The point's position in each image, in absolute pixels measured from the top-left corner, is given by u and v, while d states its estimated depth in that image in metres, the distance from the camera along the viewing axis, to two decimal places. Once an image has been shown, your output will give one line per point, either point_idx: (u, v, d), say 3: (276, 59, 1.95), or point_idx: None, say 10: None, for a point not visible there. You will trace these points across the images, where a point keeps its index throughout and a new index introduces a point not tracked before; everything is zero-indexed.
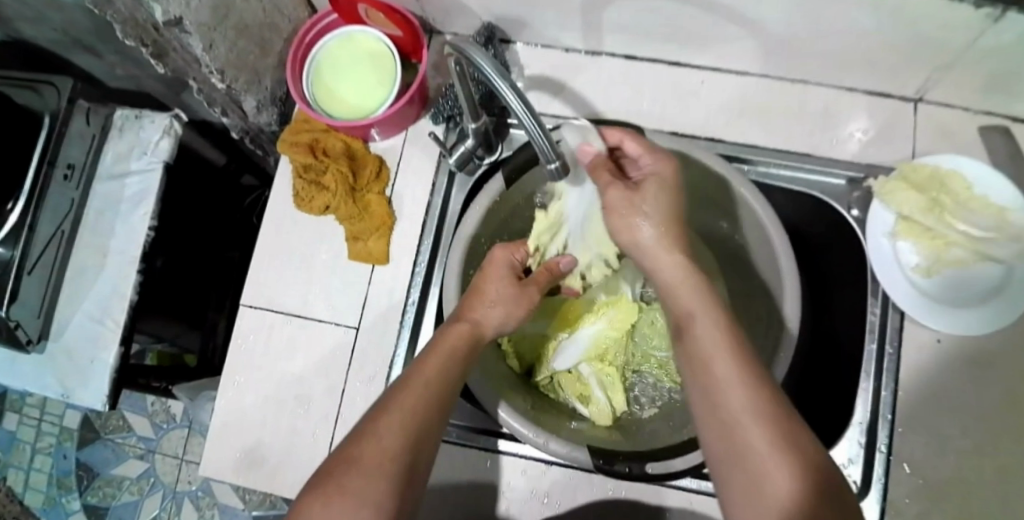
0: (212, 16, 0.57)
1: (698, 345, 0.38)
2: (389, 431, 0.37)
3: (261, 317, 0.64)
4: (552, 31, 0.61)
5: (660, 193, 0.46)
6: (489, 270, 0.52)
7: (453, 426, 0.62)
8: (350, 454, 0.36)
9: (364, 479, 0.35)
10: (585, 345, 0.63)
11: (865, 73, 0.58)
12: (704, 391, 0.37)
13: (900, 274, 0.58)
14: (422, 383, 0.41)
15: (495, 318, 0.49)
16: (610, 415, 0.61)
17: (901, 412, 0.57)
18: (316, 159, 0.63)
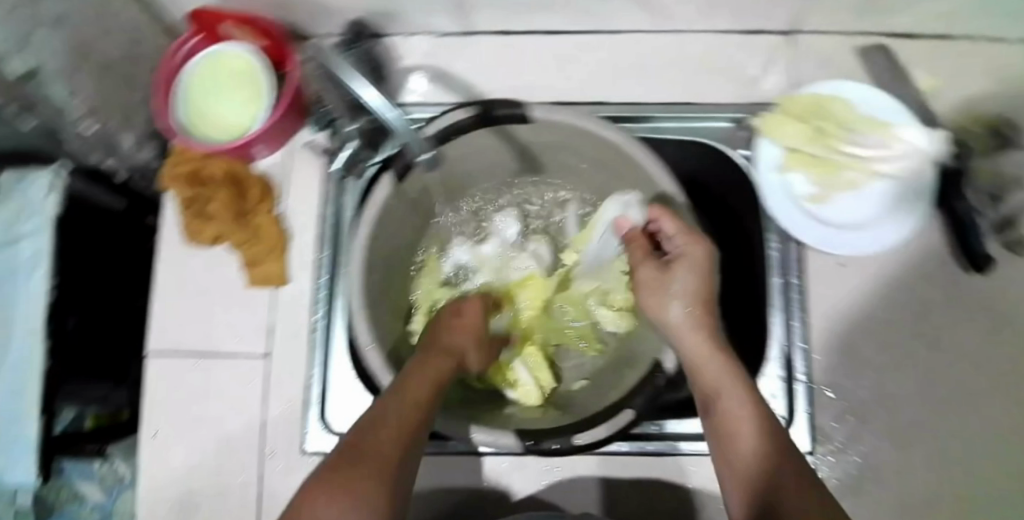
0: (71, 58, 0.54)
1: (728, 417, 0.42)
2: (390, 437, 0.38)
3: (169, 360, 0.62)
4: (420, 19, 0.60)
5: (693, 271, 0.48)
6: (466, 317, 0.52)
7: None
8: (355, 449, 0.36)
9: (362, 475, 0.35)
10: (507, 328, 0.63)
11: (738, 14, 0.58)
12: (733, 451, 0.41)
13: (794, 206, 0.58)
14: (413, 390, 0.42)
15: (473, 359, 0.51)
16: (538, 394, 0.60)
17: (816, 340, 0.57)
18: (198, 188, 0.61)
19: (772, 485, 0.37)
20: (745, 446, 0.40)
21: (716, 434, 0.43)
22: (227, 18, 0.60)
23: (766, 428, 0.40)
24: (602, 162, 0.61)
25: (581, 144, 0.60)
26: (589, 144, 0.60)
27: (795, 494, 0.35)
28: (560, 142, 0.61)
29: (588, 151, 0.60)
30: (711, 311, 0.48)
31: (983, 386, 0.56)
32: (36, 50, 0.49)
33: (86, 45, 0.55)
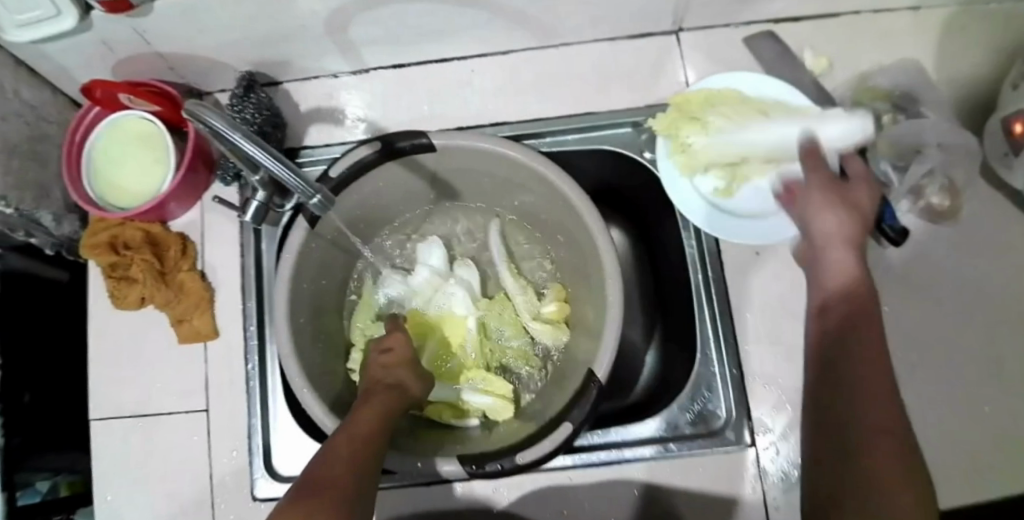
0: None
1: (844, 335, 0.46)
2: (335, 465, 0.36)
3: (113, 426, 0.62)
4: (313, 63, 0.61)
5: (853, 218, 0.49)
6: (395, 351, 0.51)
7: None
8: (315, 480, 0.34)
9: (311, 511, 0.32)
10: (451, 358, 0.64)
11: (619, 20, 0.59)
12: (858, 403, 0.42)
13: (701, 202, 0.59)
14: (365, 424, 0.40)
15: (414, 387, 0.48)
16: (502, 409, 0.61)
17: (743, 330, 0.58)
18: (118, 254, 0.61)
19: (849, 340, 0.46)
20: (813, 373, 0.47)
21: (829, 383, 0.45)
22: (119, 88, 0.58)
23: (881, 382, 0.42)
24: (513, 179, 0.62)
25: (490, 166, 0.61)
26: (499, 165, 0.61)
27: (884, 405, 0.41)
28: (470, 166, 0.62)
29: (497, 172, 0.62)
30: (863, 233, 0.49)
31: (903, 352, 0.58)
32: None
33: None
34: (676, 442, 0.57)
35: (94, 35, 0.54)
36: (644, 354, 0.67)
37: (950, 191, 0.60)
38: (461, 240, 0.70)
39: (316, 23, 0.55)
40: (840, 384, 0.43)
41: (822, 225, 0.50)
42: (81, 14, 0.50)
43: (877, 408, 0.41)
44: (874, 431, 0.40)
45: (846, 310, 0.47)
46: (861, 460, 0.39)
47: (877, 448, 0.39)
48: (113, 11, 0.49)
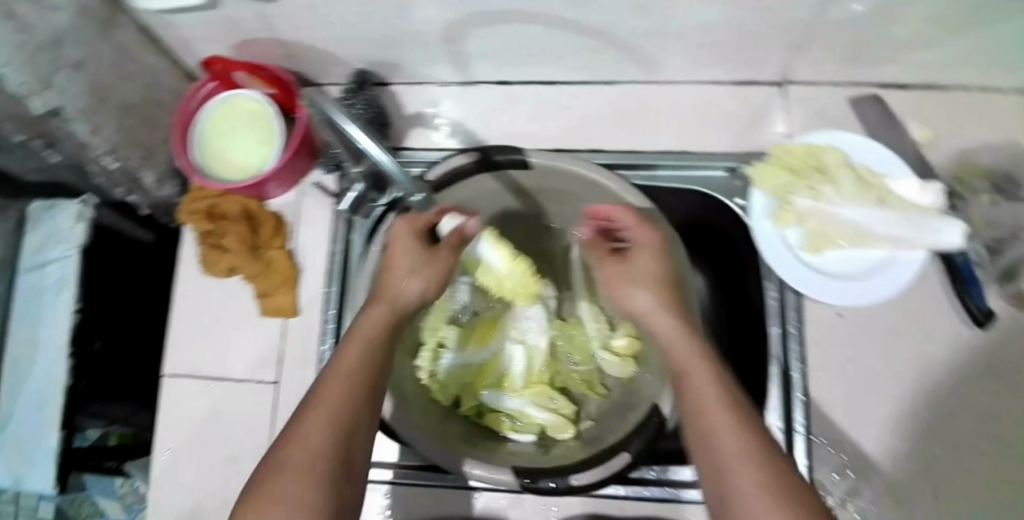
0: (93, 99, 0.58)
1: (695, 395, 0.40)
2: (313, 430, 0.40)
3: (184, 384, 0.65)
4: (423, 69, 0.63)
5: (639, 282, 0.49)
6: (394, 252, 0.51)
7: (403, 467, 0.65)
8: (287, 448, 0.39)
9: (293, 482, 0.38)
10: (521, 371, 0.67)
11: (727, 64, 0.59)
12: (699, 440, 0.39)
13: (789, 255, 0.59)
14: (345, 376, 0.43)
15: (411, 285, 0.49)
16: (561, 426, 0.63)
17: (816, 390, 0.59)
18: (215, 223, 0.64)
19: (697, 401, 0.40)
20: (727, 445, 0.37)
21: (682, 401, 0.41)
22: (235, 66, 0.61)
23: (725, 397, 0.39)
24: (600, 206, 0.63)
25: (580, 192, 0.63)
26: (588, 190, 0.62)
27: (752, 477, 0.35)
28: (560, 188, 0.64)
29: (588, 199, 0.63)
30: (672, 293, 0.48)
31: (975, 436, 0.56)
32: (59, 90, 0.54)
33: (108, 87, 0.60)
34: None
35: (219, 14, 0.56)
36: None
37: None
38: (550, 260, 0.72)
39: (432, 30, 0.56)
40: (699, 408, 0.39)
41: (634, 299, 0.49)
42: None
43: (743, 439, 0.37)
44: (733, 461, 0.36)
45: (691, 356, 0.43)
46: (746, 488, 0.35)
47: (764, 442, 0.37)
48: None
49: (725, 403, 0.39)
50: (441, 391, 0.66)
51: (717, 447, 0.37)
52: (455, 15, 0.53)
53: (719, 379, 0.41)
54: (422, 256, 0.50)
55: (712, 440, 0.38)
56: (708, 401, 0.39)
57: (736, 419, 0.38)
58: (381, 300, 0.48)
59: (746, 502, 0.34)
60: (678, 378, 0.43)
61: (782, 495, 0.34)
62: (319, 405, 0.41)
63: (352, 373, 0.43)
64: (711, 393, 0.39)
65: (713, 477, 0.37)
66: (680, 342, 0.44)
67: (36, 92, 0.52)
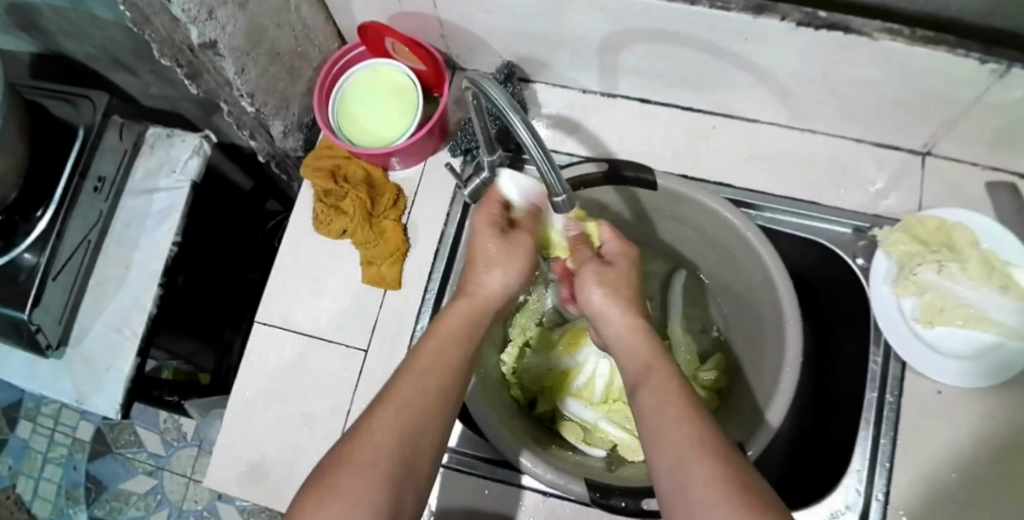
0: (246, 41, 0.59)
1: (650, 403, 0.37)
2: (382, 427, 0.36)
3: (276, 335, 0.66)
4: (571, 73, 0.64)
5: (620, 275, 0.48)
6: (477, 241, 0.50)
7: (478, 459, 0.64)
8: (356, 442, 0.36)
9: (355, 477, 0.34)
10: (602, 385, 0.65)
11: (874, 126, 0.60)
12: (656, 445, 0.35)
13: (901, 323, 0.59)
14: (416, 375, 0.40)
15: (494, 278, 0.48)
16: (634, 450, 0.62)
17: (902, 461, 0.57)
18: (336, 185, 0.66)
19: (650, 389, 0.38)
20: (685, 434, 0.34)
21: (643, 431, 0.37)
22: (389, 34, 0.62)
23: (675, 409, 0.36)
24: (718, 239, 0.63)
25: (702, 222, 0.62)
26: (709, 221, 0.61)
27: (713, 472, 0.31)
28: (682, 214, 0.63)
29: (709, 230, 0.63)
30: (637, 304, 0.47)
31: None
32: (218, 24, 0.54)
33: (264, 31, 0.60)
34: None
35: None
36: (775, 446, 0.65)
37: None
38: (652, 280, 0.72)
39: (593, 39, 0.57)
40: (660, 429, 0.35)
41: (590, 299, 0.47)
42: None
43: (691, 435, 0.34)
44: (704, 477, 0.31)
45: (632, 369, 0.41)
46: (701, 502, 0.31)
47: (702, 458, 0.32)
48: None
49: (679, 415, 0.35)
50: (520, 389, 0.68)
51: (670, 440, 0.34)
52: (622, 28, 0.53)
53: (676, 385, 0.38)
54: (502, 244, 0.49)
55: (677, 463, 0.33)
56: (670, 409, 0.36)
57: (686, 409, 0.36)
58: (463, 297, 0.47)
59: (711, 510, 0.30)
60: (636, 386, 0.40)
61: (751, 505, 0.29)
62: (390, 399, 0.38)
63: (427, 371, 0.40)
64: (672, 407, 0.36)
65: (673, 475, 0.33)
66: (651, 361, 0.41)
67: (200, 21, 0.52)
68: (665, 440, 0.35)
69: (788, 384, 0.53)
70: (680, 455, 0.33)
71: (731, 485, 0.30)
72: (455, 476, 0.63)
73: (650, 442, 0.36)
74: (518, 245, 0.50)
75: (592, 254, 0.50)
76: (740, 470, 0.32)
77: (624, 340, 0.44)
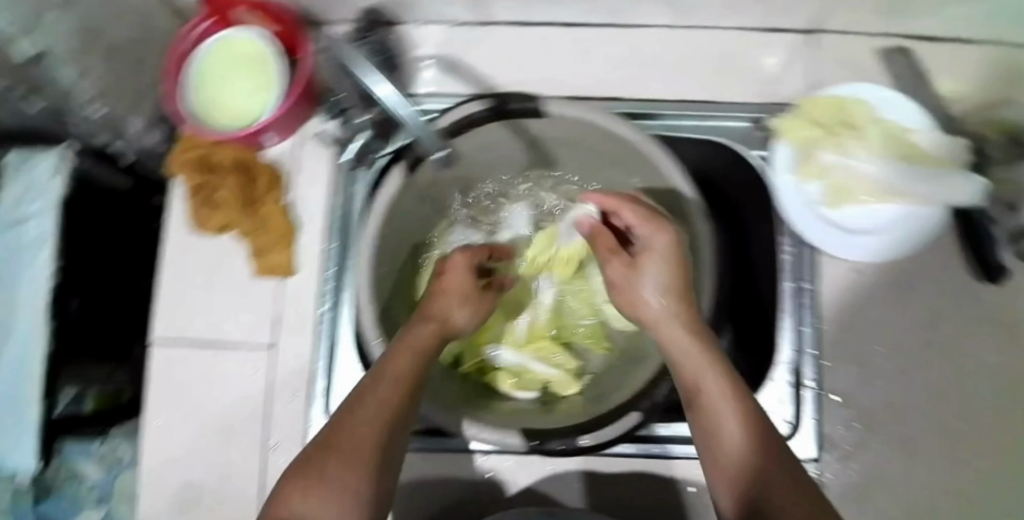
0: (81, 42, 0.52)
1: (705, 409, 0.36)
2: (365, 426, 0.35)
3: (173, 349, 0.61)
4: (434, 9, 0.59)
5: (662, 267, 0.42)
6: (450, 276, 0.47)
7: (416, 436, 0.61)
8: (340, 433, 0.35)
9: (336, 472, 0.34)
10: (523, 327, 0.64)
11: (759, 12, 0.57)
12: (710, 452, 0.36)
13: (808, 209, 0.57)
14: (392, 378, 0.38)
15: (461, 321, 0.46)
16: (566, 384, 0.60)
17: (827, 346, 0.57)
18: (208, 175, 0.60)
19: (697, 400, 0.37)
20: (731, 449, 0.35)
21: (698, 436, 0.37)
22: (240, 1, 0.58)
23: (727, 411, 0.35)
24: (615, 155, 0.60)
25: (594, 142, 0.60)
26: (601, 138, 0.58)
27: (780, 493, 0.32)
28: (574, 136, 0.60)
29: (603, 146, 0.60)
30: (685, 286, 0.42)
31: (970, 391, 0.56)
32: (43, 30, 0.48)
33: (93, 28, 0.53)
34: None
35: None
36: None
37: None
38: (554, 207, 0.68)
39: None
40: (711, 449, 0.36)
41: (643, 297, 0.42)
42: None
43: (749, 457, 0.34)
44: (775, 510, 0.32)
45: (681, 366, 0.39)
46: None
47: (775, 482, 0.33)
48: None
49: (731, 429, 0.35)
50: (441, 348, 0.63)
51: (730, 458, 0.35)
52: None
53: (723, 381, 0.37)
54: (477, 295, 0.48)
55: (741, 484, 0.34)
56: (724, 424, 0.35)
57: (741, 424, 0.35)
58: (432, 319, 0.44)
59: None
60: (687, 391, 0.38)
61: None
62: (370, 395, 0.37)
63: (406, 372, 0.39)
64: (727, 421, 0.35)
65: (736, 491, 0.34)
66: (704, 374, 0.37)
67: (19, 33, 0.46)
68: (729, 466, 0.35)
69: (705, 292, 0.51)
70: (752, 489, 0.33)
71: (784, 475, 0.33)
72: None
73: (704, 451, 0.37)
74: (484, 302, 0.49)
75: (628, 261, 0.45)
76: (797, 481, 0.33)
77: (671, 341, 0.40)
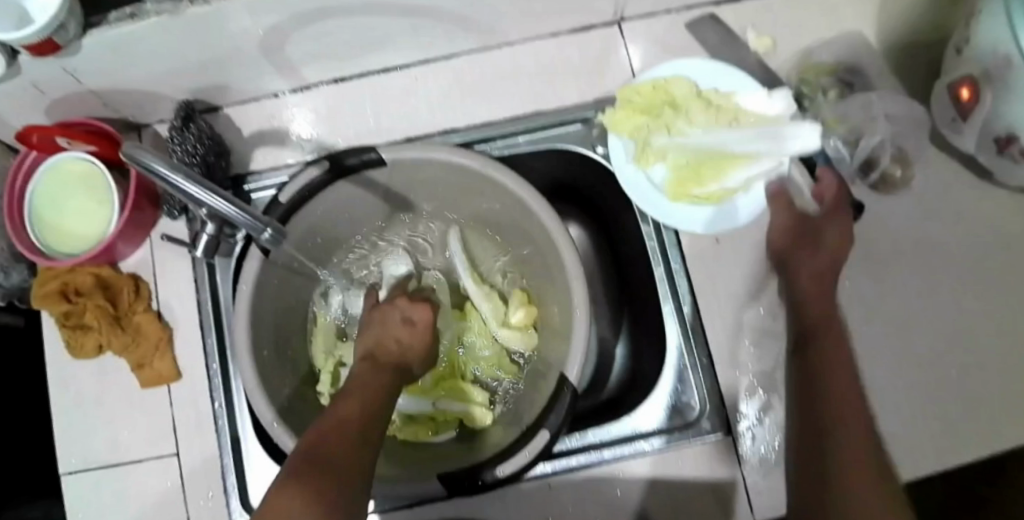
0: None
1: (839, 418, 0.44)
2: (336, 440, 0.35)
3: (79, 480, 0.60)
4: (251, 87, 0.60)
5: (844, 227, 0.55)
6: (420, 319, 0.51)
7: None
8: (313, 443, 0.35)
9: (320, 480, 0.32)
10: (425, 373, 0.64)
11: (558, 16, 0.58)
12: (816, 401, 0.46)
13: (658, 194, 0.58)
14: (357, 397, 0.40)
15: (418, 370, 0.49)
16: (478, 416, 0.62)
17: (711, 318, 0.57)
18: (71, 302, 0.59)
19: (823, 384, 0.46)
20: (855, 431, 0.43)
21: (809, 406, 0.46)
22: (53, 128, 0.56)
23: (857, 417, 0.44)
24: (466, 185, 0.60)
25: (441, 176, 0.60)
26: (445, 171, 0.58)
27: (867, 481, 0.41)
28: (422, 175, 0.60)
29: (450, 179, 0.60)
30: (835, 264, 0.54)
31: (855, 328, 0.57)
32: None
33: None
34: (653, 438, 0.55)
35: (26, 78, 0.50)
36: (613, 346, 0.68)
37: (903, 160, 0.59)
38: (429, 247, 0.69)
39: (243, 45, 0.52)
40: (825, 414, 0.45)
41: (777, 218, 0.56)
42: (9, 59, 0.47)
43: (859, 445, 0.43)
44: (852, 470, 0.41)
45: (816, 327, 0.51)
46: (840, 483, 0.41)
47: (859, 461, 0.42)
48: (39, 55, 0.45)
49: (849, 407, 0.45)
50: None
51: (851, 429, 0.44)
52: (261, 24, 0.48)
53: (854, 385, 0.47)
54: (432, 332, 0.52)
55: (825, 436, 0.44)
56: (849, 418, 0.44)
57: (861, 426, 0.44)
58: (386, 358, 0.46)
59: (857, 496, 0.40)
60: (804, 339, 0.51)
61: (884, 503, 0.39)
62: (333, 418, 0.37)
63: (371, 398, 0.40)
64: (853, 418, 0.44)
65: (816, 436, 0.44)
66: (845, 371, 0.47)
67: None
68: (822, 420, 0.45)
69: (579, 296, 0.52)
70: (813, 460, 0.43)
71: (877, 501, 0.39)
72: None
73: (814, 409, 0.46)
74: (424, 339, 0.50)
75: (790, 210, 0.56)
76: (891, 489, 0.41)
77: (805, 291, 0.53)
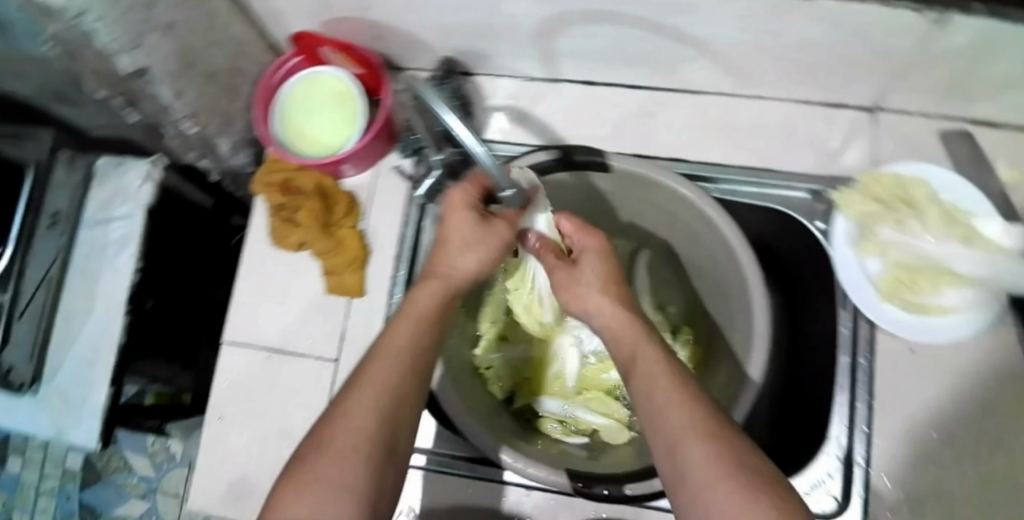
0: (181, 65, 0.57)
1: (651, 406, 0.35)
2: (359, 413, 0.34)
3: (241, 352, 0.65)
4: (508, 62, 0.63)
5: (599, 255, 0.47)
6: (452, 223, 0.45)
7: (461, 458, 0.64)
8: (338, 414, 0.35)
9: (333, 459, 0.32)
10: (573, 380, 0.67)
11: (820, 86, 0.59)
12: (651, 428, 0.35)
13: (865, 284, 0.59)
14: (395, 349, 0.38)
15: (471, 263, 0.44)
16: (613, 431, 0.63)
17: (882, 424, 0.57)
18: (287, 197, 0.65)
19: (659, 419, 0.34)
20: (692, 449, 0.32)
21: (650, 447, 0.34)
22: (324, 41, 0.63)
23: (679, 410, 0.34)
24: (678, 217, 0.62)
25: (659, 199, 0.61)
26: (671, 199, 0.60)
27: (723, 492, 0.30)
28: (643, 194, 0.62)
29: (666, 205, 0.61)
30: (621, 287, 0.45)
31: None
32: (149, 50, 0.52)
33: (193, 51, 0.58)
34: None
35: None
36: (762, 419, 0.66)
37: None
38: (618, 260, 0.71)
39: (527, 23, 0.54)
40: (658, 431, 0.34)
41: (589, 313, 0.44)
42: None
43: (697, 450, 0.32)
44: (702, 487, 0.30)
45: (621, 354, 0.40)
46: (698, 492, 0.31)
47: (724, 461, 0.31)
48: None
49: (667, 399, 0.34)
50: (497, 382, 0.66)
51: (670, 422, 0.33)
52: (557, 13, 0.51)
53: (684, 401, 0.34)
54: (479, 229, 0.45)
55: (675, 457, 0.32)
56: (669, 413, 0.34)
57: (697, 421, 0.33)
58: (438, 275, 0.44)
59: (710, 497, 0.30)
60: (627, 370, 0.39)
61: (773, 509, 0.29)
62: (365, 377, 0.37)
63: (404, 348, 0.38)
64: (673, 409, 0.34)
65: (670, 460, 0.33)
66: (654, 381, 0.36)
67: (128, 51, 0.50)
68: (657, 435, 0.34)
69: (758, 355, 0.51)
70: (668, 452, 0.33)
71: (706, 470, 0.31)
72: (438, 477, 0.63)
73: (652, 439, 0.35)
74: (495, 235, 0.46)
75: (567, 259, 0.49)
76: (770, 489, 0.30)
77: (610, 321, 0.42)
